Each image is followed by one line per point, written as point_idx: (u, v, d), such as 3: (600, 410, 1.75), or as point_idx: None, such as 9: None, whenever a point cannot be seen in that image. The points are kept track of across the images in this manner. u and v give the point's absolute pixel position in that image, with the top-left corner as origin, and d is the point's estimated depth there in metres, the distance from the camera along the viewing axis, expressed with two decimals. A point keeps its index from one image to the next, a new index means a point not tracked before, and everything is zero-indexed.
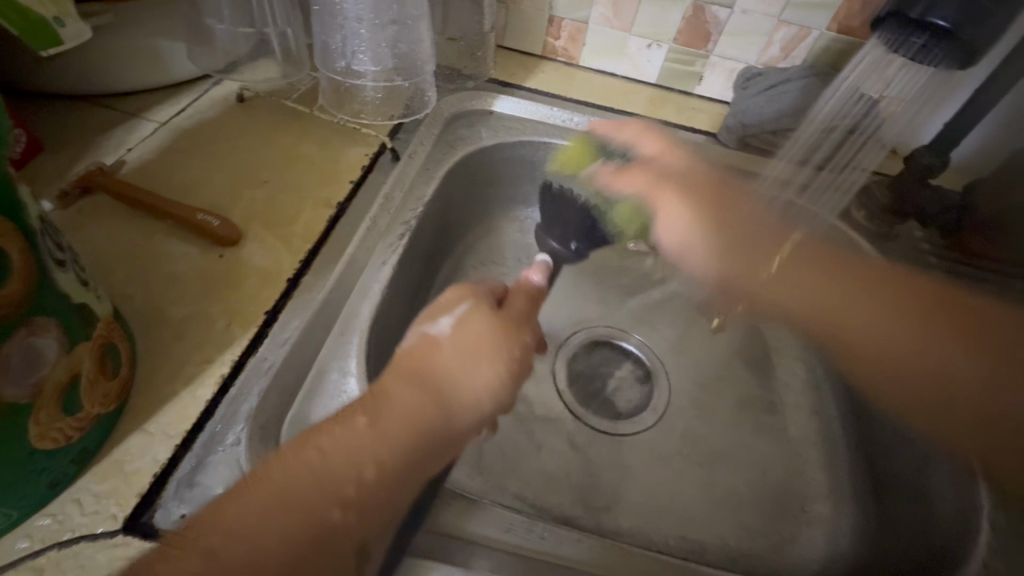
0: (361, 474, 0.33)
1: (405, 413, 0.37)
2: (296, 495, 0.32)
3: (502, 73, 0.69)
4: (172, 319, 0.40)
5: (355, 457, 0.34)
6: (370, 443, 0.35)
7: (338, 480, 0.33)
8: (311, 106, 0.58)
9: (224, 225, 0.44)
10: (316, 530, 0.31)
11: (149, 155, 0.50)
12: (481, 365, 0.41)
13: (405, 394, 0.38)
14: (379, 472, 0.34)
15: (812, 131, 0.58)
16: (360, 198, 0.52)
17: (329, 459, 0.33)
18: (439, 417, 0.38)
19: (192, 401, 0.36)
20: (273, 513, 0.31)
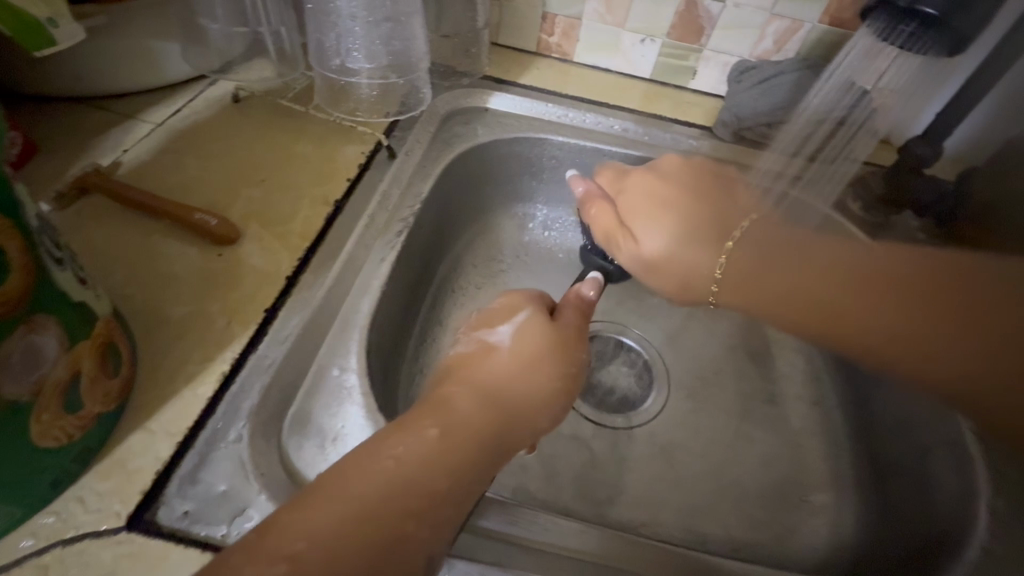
0: (437, 484, 0.29)
1: (472, 422, 0.34)
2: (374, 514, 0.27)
3: (497, 70, 0.69)
4: (172, 318, 0.40)
5: (427, 465, 0.30)
6: (443, 451, 0.31)
7: (415, 486, 0.29)
8: (306, 105, 0.58)
9: (221, 223, 0.45)
10: (390, 542, 0.26)
11: (146, 156, 0.50)
12: (546, 372, 0.39)
13: (472, 402, 0.35)
14: (451, 479, 0.30)
15: (804, 124, 0.59)
16: (357, 196, 0.52)
17: (401, 466, 0.29)
18: (507, 429, 0.35)
19: (193, 399, 0.36)
20: (343, 528, 0.26)
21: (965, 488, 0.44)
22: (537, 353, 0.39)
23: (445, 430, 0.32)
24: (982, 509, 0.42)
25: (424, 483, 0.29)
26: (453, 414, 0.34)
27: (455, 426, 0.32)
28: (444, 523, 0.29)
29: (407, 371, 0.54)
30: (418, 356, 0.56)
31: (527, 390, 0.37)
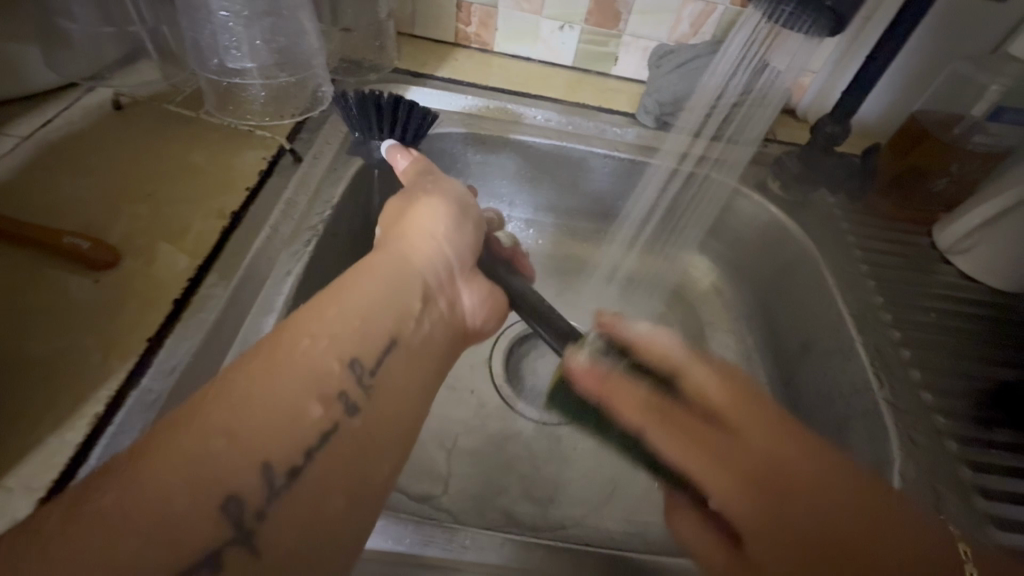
0: (353, 324, 0.31)
1: (380, 285, 0.34)
2: (300, 362, 0.28)
3: (412, 63, 0.66)
4: (37, 357, 0.36)
5: (338, 324, 0.30)
6: (342, 304, 0.32)
7: (308, 355, 0.28)
8: (197, 111, 0.53)
9: (94, 246, 0.41)
10: (316, 366, 0.28)
11: (7, 174, 0.45)
12: (452, 240, 0.41)
13: (381, 269, 0.35)
14: (361, 327, 0.31)
15: (705, 104, 0.60)
16: (258, 206, 0.48)
17: (303, 349, 0.29)
18: (408, 278, 0.36)
19: (60, 447, 0.33)
20: (279, 372, 0.27)
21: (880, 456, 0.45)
22: (439, 229, 0.40)
23: (361, 288, 0.33)
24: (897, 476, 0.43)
25: (345, 322, 0.31)
26: (359, 276, 0.34)
27: (364, 285, 0.34)
28: (369, 346, 0.31)
29: None
30: None
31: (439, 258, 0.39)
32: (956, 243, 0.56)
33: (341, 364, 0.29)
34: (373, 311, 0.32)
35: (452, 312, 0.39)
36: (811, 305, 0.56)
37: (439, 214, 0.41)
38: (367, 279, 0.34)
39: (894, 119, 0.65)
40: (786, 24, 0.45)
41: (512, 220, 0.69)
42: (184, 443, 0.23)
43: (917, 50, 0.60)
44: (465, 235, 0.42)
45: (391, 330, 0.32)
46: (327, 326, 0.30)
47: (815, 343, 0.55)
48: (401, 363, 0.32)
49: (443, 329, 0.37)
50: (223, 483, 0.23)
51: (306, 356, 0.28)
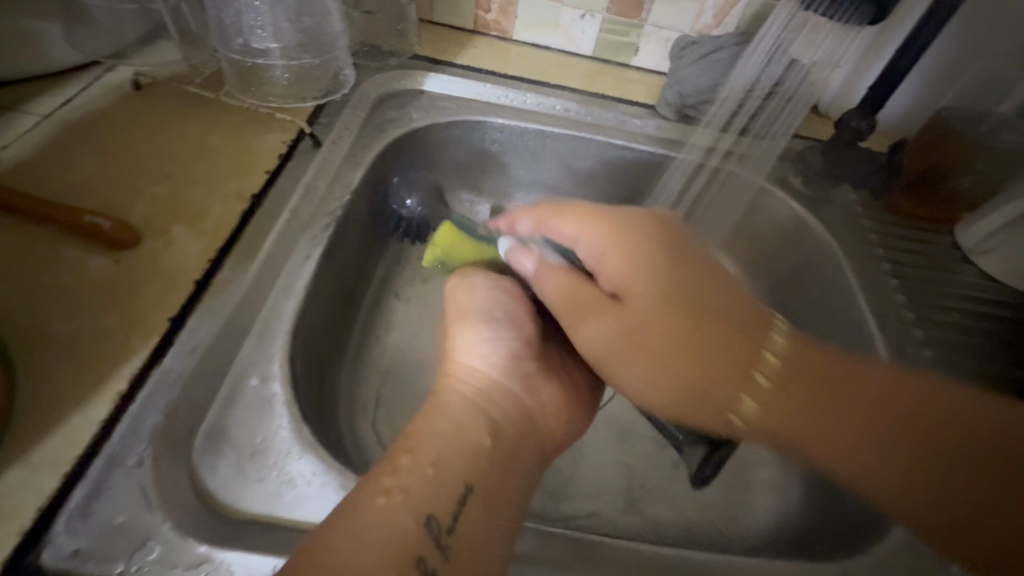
0: (445, 461, 0.33)
1: (458, 411, 0.36)
2: (395, 506, 0.30)
3: (431, 49, 0.66)
4: (59, 335, 0.36)
5: (419, 486, 0.31)
6: (425, 485, 0.32)
7: (401, 524, 0.30)
8: (217, 91, 0.53)
9: (116, 226, 0.40)
10: (419, 500, 0.31)
11: (29, 153, 0.45)
12: (521, 367, 0.41)
13: (455, 396, 0.37)
14: (440, 475, 0.32)
15: (734, 97, 0.59)
16: (278, 189, 0.48)
17: (372, 508, 0.30)
18: (480, 413, 0.37)
19: (84, 425, 0.33)
20: (382, 514, 0.29)
21: None
22: (507, 356, 0.41)
23: (449, 425, 0.35)
24: None
25: (419, 472, 0.32)
26: (437, 408, 0.36)
27: (447, 416, 0.35)
28: (447, 494, 0.32)
29: (348, 373, 0.51)
30: (358, 357, 0.53)
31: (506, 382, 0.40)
32: (980, 244, 0.55)
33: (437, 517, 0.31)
34: (462, 455, 0.34)
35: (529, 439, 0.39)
36: (829, 304, 0.55)
37: (497, 328, 0.42)
38: (443, 415, 0.36)
39: (918, 117, 0.64)
40: (823, 14, 0.45)
41: None
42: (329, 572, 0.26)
43: (945, 46, 0.59)
44: (530, 357, 0.42)
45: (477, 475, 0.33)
46: (402, 470, 0.32)
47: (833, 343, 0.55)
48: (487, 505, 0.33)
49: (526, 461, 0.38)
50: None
51: (407, 498, 0.31)
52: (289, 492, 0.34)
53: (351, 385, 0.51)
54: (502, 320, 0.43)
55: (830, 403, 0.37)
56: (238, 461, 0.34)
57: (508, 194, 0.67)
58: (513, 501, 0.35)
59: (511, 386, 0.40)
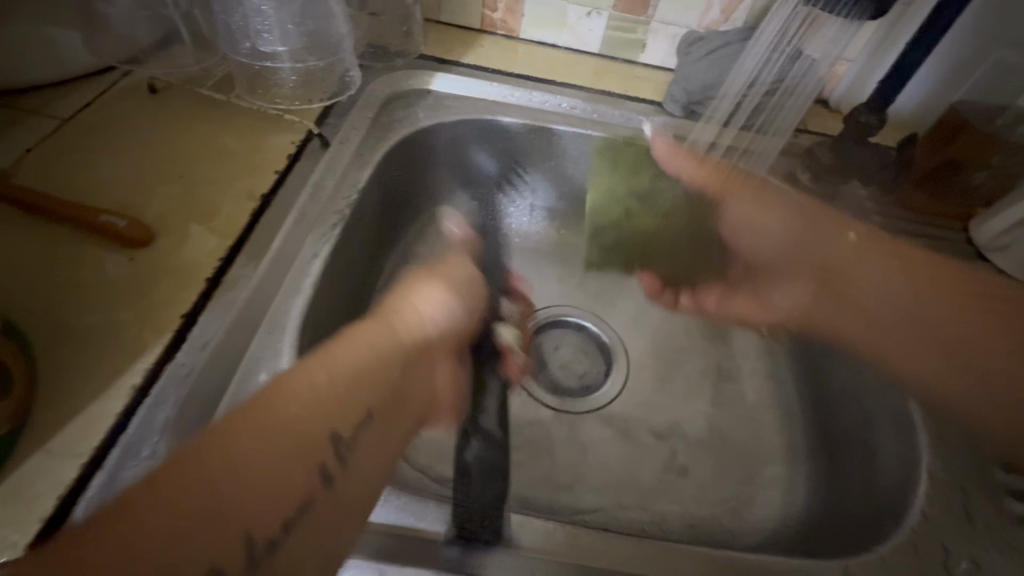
0: (337, 390, 0.33)
1: (347, 358, 0.35)
2: (282, 416, 0.31)
3: (437, 49, 0.66)
4: (78, 331, 0.37)
5: (310, 415, 0.31)
6: (329, 407, 0.32)
7: (285, 468, 0.29)
8: (228, 94, 0.54)
9: (131, 225, 0.42)
10: (289, 433, 0.30)
11: (50, 155, 0.46)
12: (427, 327, 0.42)
13: (368, 339, 0.37)
14: (322, 407, 0.32)
15: (736, 90, 0.59)
16: (287, 189, 0.49)
17: (287, 405, 0.31)
18: (408, 343, 0.40)
19: (100, 417, 0.34)
20: (291, 404, 0.31)
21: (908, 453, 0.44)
22: (444, 309, 0.44)
23: (323, 368, 0.34)
24: (921, 476, 0.42)
25: (292, 417, 0.31)
26: (326, 354, 0.35)
27: (343, 354, 0.35)
28: (305, 458, 0.30)
29: None
30: None
31: (435, 334, 0.43)
32: (993, 241, 0.54)
33: (324, 435, 0.31)
34: (336, 387, 0.33)
35: (405, 390, 0.38)
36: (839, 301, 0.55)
37: (446, 284, 0.46)
38: (338, 361, 0.35)
39: (932, 111, 0.63)
40: (823, 9, 0.46)
41: (535, 210, 0.68)
42: (212, 466, 0.27)
43: (959, 39, 0.58)
44: (457, 305, 0.46)
45: (331, 417, 0.32)
46: (312, 388, 0.32)
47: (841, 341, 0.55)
48: (374, 437, 0.34)
49: (391, 401, 0.36)
50: (235, 522, 0.27)
51: (287, 412, 0.31)
52: None
53: None
54: (450, 284, 0.47)
55: (876, 336, 0.52)
56: None
57: (514, 193, 0.68)
58: (360, 439, 0.33)
59: (441, 341, 0.43)
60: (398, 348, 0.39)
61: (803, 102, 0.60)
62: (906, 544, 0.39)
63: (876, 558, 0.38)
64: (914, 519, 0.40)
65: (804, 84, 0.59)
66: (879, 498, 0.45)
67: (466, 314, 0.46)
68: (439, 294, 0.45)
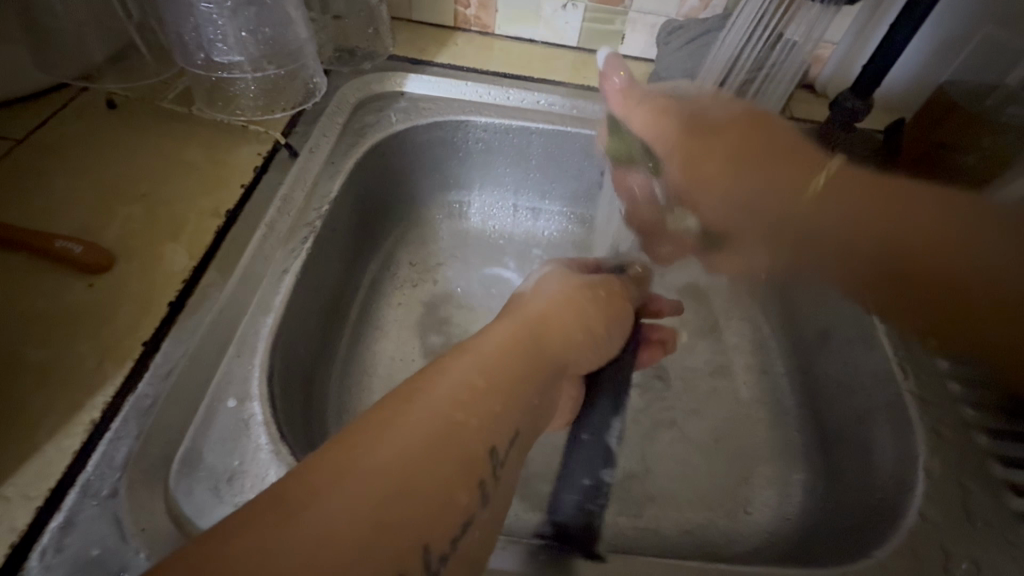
0: (482, 387, 0.30)
1: (488, 349, 0.33)
2: (434, 411, 0.28)
3: (409, 49, 0.64)
4: (33, 365, 0.36)
5: (454, 402, 0.28)
6: (474, 394, 0.29)
7: (430, 483, 0.25)
8: (190, 107, 0.52)
9: (88, 250, 0.40)
10: (443, 430, 0.27)
11: (3, 179, 0.45)
12: (569, 333, 0.38)
13: (508, 335, 0.35)
14: (473, 399, 0.29)
15: (714, 78, 0.56)
16: (253, 204, 0.47)
17: (427, 401, 0.28)
18: (553, 340, 0.37)
19: (56, 455, 0.33)
20: (438, 393, 0.28)
21: (905, 451, 0.43)
22: (576, 307, 0.40)
23: (472, 359, 0.31)
24: (919, 474, 0.41)
25: (437, 413, 0.27)
26: (473, 345, 0.33)
27: (485, 344, 0.33)
28: (459, 463, 0.27)
29: (338, 383, 0.51)
30: (349, 365, 0.53)
31: (574, 334, 0.38)
32: None
33: (477, 445, 0.28)
34: (487, 383, 0.30)
35: (549, 392, 0.35)
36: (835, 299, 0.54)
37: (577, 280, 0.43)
38: (484, 350, 0.32)
39: (919, 94, 0.61)
40: None
41: (519, 209, 0.67)
42: (344, 472, 0.24)
43: (947, 17, 0.56)
44: (593, 311, 0.41)
45: (488, 412, 0.29)
46: (450, 386, 0.29)
47: (835, 332, 0.54)
48: (520, 452, 0.31)
49: (534, 403, 0.33)
50: (410, 535, 0.24)
51: (435, 406, 0.28)
52: None
53: (340, 395, 0.51)
54: (580, 287, 0.42)
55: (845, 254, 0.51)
56: (215, 485, 0.34)
57: (497, 194, 0.66)
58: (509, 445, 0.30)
59: (578, 345, 0.38)
60: (541, 346, 0.35)
61: (784, 82, 0.58)
62: (904, 547, 0.37)
63: (872, 563, 0.37)
64: (913, 520, 0.39)
65: (782, 68, 0.57)
66: (874, 496, 0.44)
67: (602, 322, 0.41)
68: (570, 302, 0.40)
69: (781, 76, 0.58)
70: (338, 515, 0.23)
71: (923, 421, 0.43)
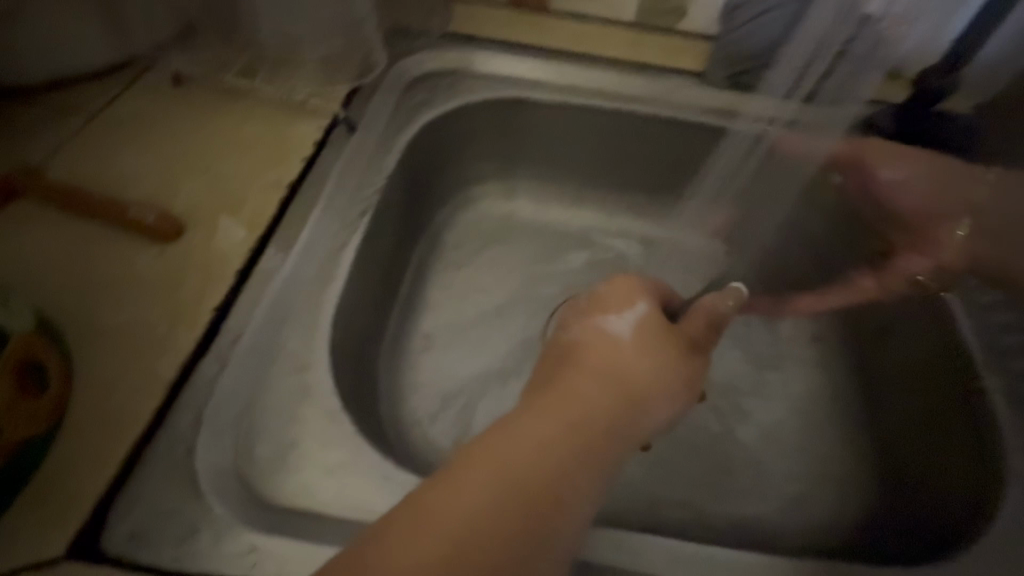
0: (563, 446, 0.30)
1: (557, 413, 0.31)
2: (519, 467, 0.28)
3: (462, 25, 0.63)
4: (110, 328, 0.37)
5: (538, 456, 0.29)
6: (555, 446, 0.30)
7: (508, 544, 0.26)
8: (252, 80, 0.53)
9: (160, 219, 0.41)
10: (527, 489, 0.28)
11: (81, 150, 0.46)
12: (656, 382, 0.35)
13: (585, 393, 0.33)
14: (554, 455, 0.30)
15: (800, 60, 0.54)
16: (312, 179, 0.48)
17: (513, 453, 0.29)
18: (643, 393, 0.35)
19: (134, 414, 0.34)
20: (520, 449, 0.29)
21: (987, 453, 0.40)
22: (666, 351, 0.37)
23: (561, 413, 0.31)
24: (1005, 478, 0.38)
25: (523, 466, 0.28)
26: (566, 394, 0.33)
27: (574, 395, 0.33)
28: (541, 528, 0.27)
29: (388, 360, 0.52)
30: (398, 343, 0.54)
31: (659, 383, 0.35)
32: None
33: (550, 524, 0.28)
34: (555, 453, 0.30)
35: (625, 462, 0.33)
36: (907, 295, 0.51)
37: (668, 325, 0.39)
38: (557, 416, 0.31)
39: None
40: None
41: (569, 196, 0.65)
42: (432, 516, 0.26)
43: None
44: (684, 358, 0.38)
45: (562, 484, 0.29)
46: (539, 440, 0.30)
47: (906, 324, 0.51)
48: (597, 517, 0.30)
49: (609, 471, 0.31)
50: None
51: (501, 471, 0.28)
52: (331, 482, 0.34)
53: (390, 372, 0.51)
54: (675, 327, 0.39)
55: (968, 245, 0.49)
56: (281, 452, 0.35)
57: (556, 192, 0.65)
58: (581, 521, 0.29)
59: (661, 400, 0.35)
60: (622, 405, 0.33)
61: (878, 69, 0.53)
62: (986, 553, 0.35)
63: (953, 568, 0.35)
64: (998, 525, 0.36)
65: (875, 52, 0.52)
66: (952, 501, 0.41)
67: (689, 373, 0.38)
68: (656, 342, 0.37)
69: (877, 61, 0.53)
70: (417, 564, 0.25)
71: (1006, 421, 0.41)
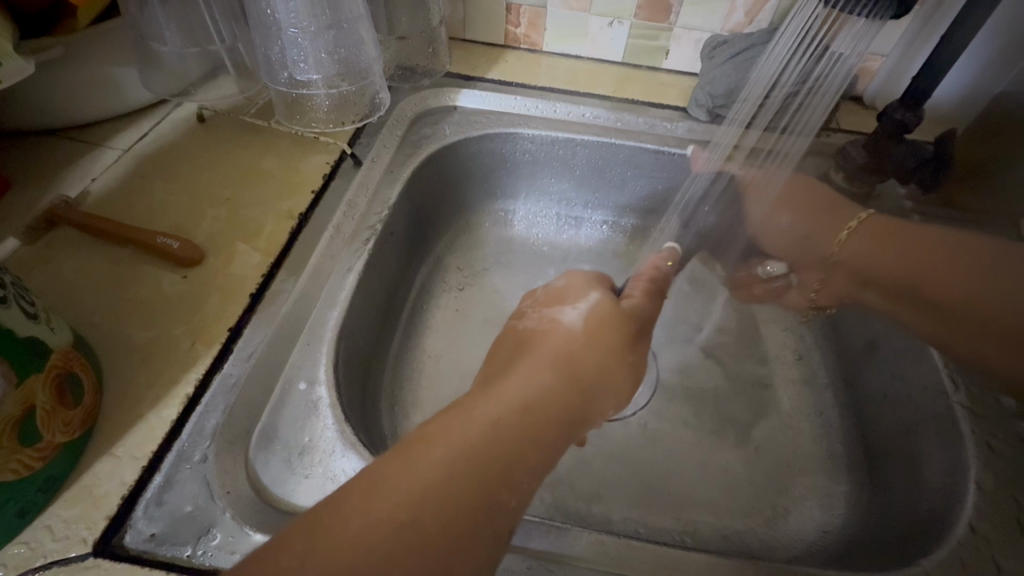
0: (514, 420, 0.33)
1: (519, 392, 0.34)
2: (468, 434, 0.31)
3: (463, 66, 0.68)
4: (137, 344, 0.41)
5: (490, 428, 0.32)
6: (506, 417, 0.33)
7: (457, 499, 0.28)
8: (269, 120, 0.59)
9: (184, 246, 0.45)
10: (477, 454, 0.30)
11: (114, 182, 0.51)
12: (599, 361, 0.39)
13: (542, 375, 0.36)
14: (500, 425, 0.32)
15: (756, 94, 0.58)
16: (323, 208, 0.52)
17: (466, 426, 0.32)
18: (588, 373, 0.38)
19: (158, 423, 0.37)
20: (473, 424, 0.32)
21: (954, 463, 0.42)
22: (608, 335, 0.41)
23: (513, 397, 0.34)
24: (969, 488, 0.40)
25: (474, 433, 0.31)
26: (511, 376, 0.36)
27: (522, 379, 0.36)
28: (490, 482, 0.29)
29: (391, 376, 0.55)
30: (400, 360, 0.57)
31: (607, 368, 0.40)
32: None
33: (509, 488, 0.30)
34: (506, 425, 0.32)
35: (572, 434, 0.36)
36: (884, 315, 0.54)
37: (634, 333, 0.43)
38: (511, 394, 0.34)
39: (974, 105, 0.60)
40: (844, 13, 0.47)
41: (562, 218, 0.69)
42: (393, 480, 0.28)
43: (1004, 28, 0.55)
44: (626, 345, 0.42)
45: (507, 451, 0.31)
46: (487, 412, 0.33)
47: (884, 344, 0.53)
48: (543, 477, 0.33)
49: (556, 439, 0.34)
50: (441, 543, 0.27)
51: (461, 440, 0.30)
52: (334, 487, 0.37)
53: (393, 388, 0.54)
54: (628, 318, 0.44)
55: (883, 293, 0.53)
56: (289, 458, 0.38)
57: (542, 203, 0.69)
58: (529, 484, 0.32)
59: (604, 383, 0.39)
60: (568, 382, 0.37)
61: (828, 99, 0.57)
62: (950, 558, 0.37)
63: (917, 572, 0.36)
64: (962, 532, 0.38)
65: (828, 84, 0.56)
66: (924, 509, 0.43)
67: (629, 358, 0.42)
68: (601, 328, 0.41)
69: (829, 92, 0.57)
70: (370, 523, 0.26)
71: (970, 430, 0.43)
